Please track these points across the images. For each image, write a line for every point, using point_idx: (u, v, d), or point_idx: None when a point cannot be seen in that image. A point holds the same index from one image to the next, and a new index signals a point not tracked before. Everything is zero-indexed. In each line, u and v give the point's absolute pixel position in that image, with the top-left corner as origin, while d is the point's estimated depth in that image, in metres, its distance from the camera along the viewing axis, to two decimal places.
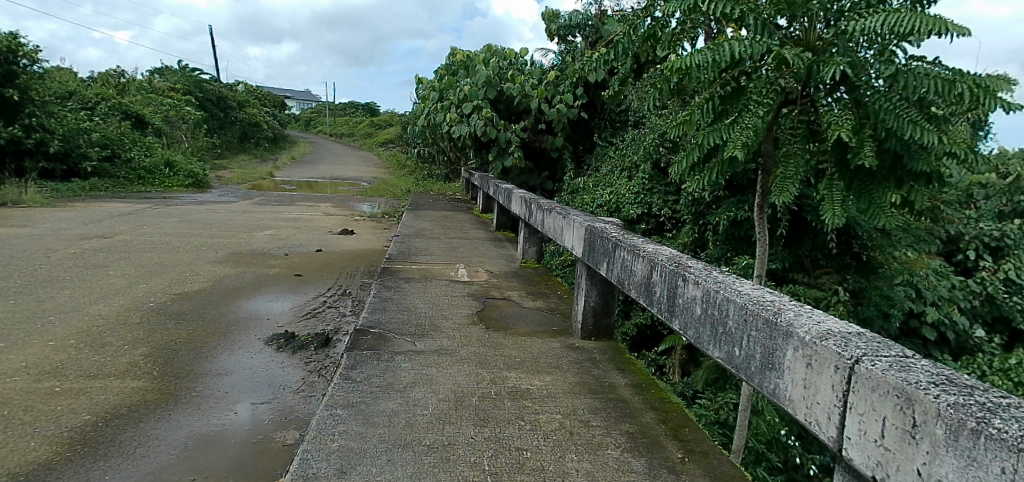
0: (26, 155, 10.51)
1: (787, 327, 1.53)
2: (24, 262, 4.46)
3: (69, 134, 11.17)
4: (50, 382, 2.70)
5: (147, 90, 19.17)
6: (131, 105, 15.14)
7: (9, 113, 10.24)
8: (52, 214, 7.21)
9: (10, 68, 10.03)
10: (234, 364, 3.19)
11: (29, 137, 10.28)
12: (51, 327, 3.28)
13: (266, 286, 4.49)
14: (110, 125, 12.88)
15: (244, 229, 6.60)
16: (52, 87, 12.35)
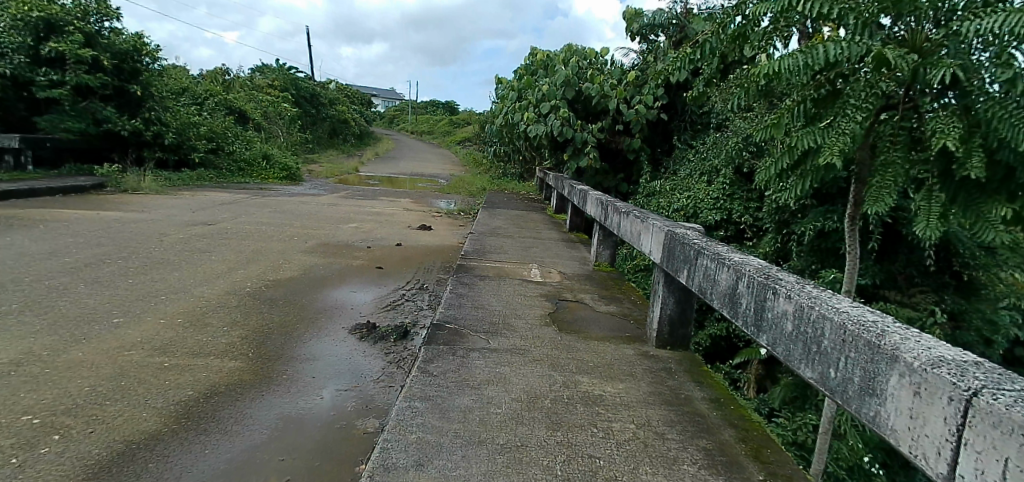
0: (145, 146, 11.45)
1: (892, 350, 1.40)
2: (142, 245, 4.86)
3: (182, 127, 12.07)
4: (160, 357, 2.92)
5: (249, 87, 20.49)
6: (235, 101, 16.24)
7: (133, 106, 11.22)
8: (165, 201, 7.83)
9: (136, 66, 10.99)
10: (320, 351, 3.33)
11: (148, 129, 11.19)
12: (163, 306, 3.54)
13: (350, 277, 4.66)
14: (217, 120, 13.84)
15: (332, 221, 6.91)
16: (169, 84, 13.43)
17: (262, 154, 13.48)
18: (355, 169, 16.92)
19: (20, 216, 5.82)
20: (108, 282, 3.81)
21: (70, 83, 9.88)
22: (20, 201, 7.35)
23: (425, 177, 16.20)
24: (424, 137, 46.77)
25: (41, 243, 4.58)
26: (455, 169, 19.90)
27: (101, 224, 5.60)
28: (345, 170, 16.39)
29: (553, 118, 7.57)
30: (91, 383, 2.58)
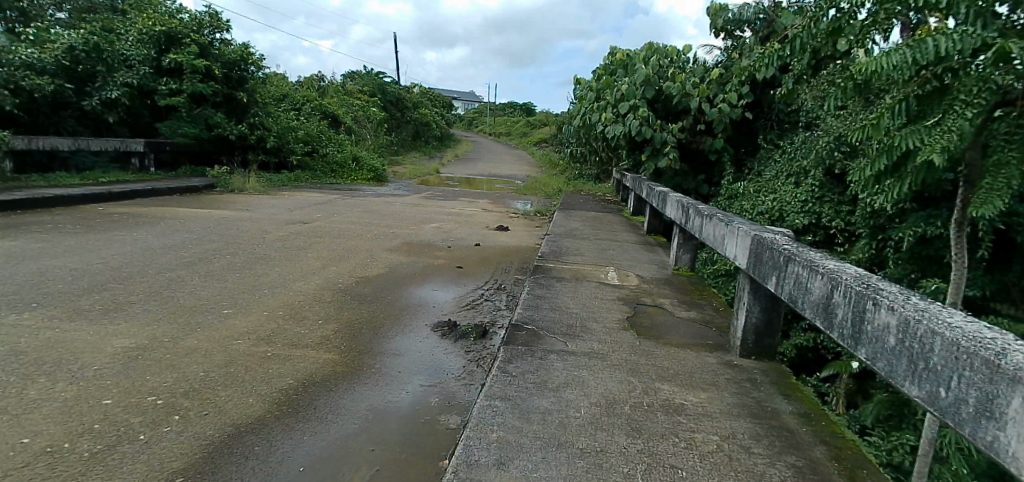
0: (250, 149, 12.35)
1: (1013, 370, 1.28)
2: (246, 241, 5.22)
3: (282, 130, 12.83)
4: (264, 347, 3.13)
5: (341, 92, 21.53)
6: (328, 106, 17.13)
7: (240, 112, 12.09)
8: (267, 201, 8.39)
9: (242, 74, 11.85)
10: (405, 347, 3.45)
11: (253, 133, 12.05)
12: (264, 299, 3.79)
13: (432, 276, 4.79)
14: (312, 123, 14.61)
15: (415, 221, 7.14)
16: (271, 90, 14.32)
17: (352, 157, 14.11)
18: (436, 170, 17.39)
19: (146, 214, 6.43)
20: (218, 275, 4.12)
21: (186, 91, 10.79)
22: (143, 199, 8.10)
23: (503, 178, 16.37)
24: (501, 138, 47.36)
25: (163, 238, 5.03)
26: (533, 170, 20.01)
27: (213, 221, 6.08)
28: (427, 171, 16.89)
29: (632, 118, 7.43)
30: (205, 368, 2.80)
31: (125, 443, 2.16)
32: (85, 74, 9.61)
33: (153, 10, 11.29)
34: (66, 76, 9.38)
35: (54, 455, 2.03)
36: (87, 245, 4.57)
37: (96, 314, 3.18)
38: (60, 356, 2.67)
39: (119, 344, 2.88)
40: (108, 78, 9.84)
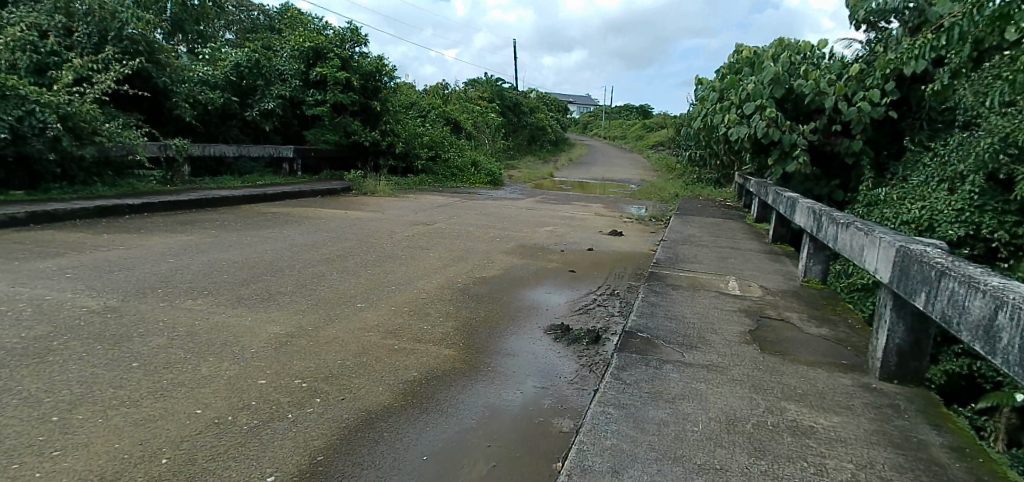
0: (381, 155, 13.23)
1: None
2: (376, 240, 5.60)
3: (409, 137, 13.43)
4: (392, 340, 3.34)
5: (462, 99, 22.34)
6: (450, 112, 17.89)
7: (373, 121, 12.92)
8: (394, 203, 8.94)
9: (377, 84, 12.66)
10: (519, 348, 3.52)
11: (384, 140, 12.80)
12: (391, 295, 4.04)
13: (545, 279, 4.83)
14: (436, 129, 15.33)
15: (529, 224, 7.24)
16: (402, 98, 15.16)
17: (471, 161, 14.59)
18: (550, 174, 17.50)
19: (292, 213, 7.10)
20: (352, 272, 4.46)
21: (328, 101, 11.79)
22: (290, 200, 8.96)
23: (618, 182, 16.10)
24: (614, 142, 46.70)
25: (306, 236, 5.54)
26: (650, 174, 19.55)
27: (348, 221, 6.59)
28: (542, 175, 17.04)
29: (757, 119, 7.02)
30: (341, 357, 3.05)
31: (276, 420, 2.41)
32: (247, 88, 10.85)
33: (304, 28, 12.30)
34: (233, 90, 10.65)
35: (221, 426, 2.30)
36: (244, 241, 5.14)
37: (253, 303, 3.56)
38: (226, 339, 3.03)
39: (272, 330, 3.22)
40: (265, 92, 11.01)
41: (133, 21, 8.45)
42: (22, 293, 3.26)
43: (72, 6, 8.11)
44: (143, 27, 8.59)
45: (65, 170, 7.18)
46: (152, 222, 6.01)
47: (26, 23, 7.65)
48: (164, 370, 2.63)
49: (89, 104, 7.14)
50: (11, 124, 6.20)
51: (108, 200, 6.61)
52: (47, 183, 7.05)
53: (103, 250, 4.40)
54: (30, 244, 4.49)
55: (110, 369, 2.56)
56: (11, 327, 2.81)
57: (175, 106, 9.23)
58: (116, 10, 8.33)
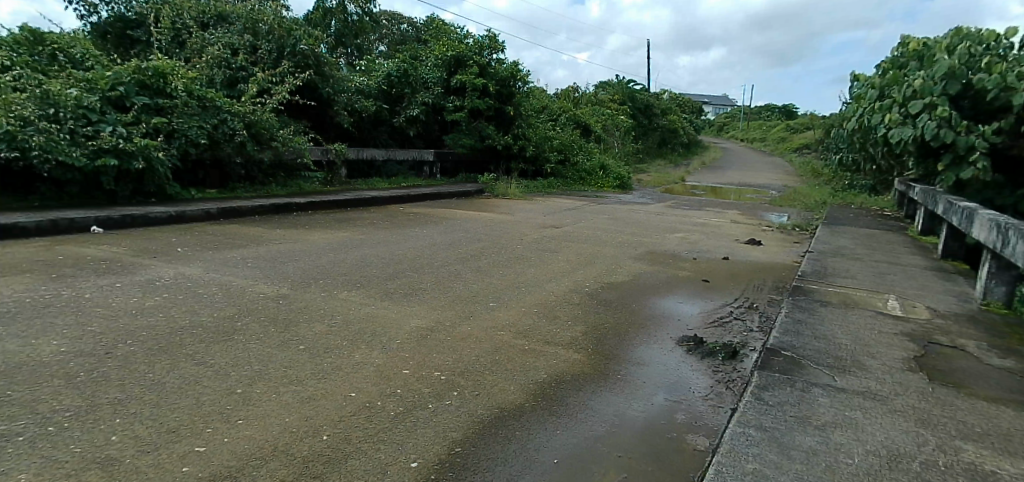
0: (512, 158, 13.52)
1: None
2: (508, 241, 5.74)
3: (540, 141, 13.62)
4: (523, 341, 3.39)
5: (594, 101, 22.26)
6: (581, 116, 17.88)
7: (506, 125, 13.26)
8: (525, 205, 9.10)
9: (512, 89, 12.94)
10: (650, 357, 3.41)
11: (516, 143, 13.09)
12: (523, 295, 4.11)
13: (677, 288, 4.65)
14: (566, 132, 15.40)
15: (660, 230, 7.03)
16: (535, 101, 15.41)
17: (600, 165, 14.50)
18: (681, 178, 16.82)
19: (431, 214, 7.50)
20: (485, 271, 4.60)
21: (467, 106, 12.32)
22: (428, 201, 9.47)
23: (757, 188, 15.10)
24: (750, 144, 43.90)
25: (444, 236, 5.81)
26: (793, 179, 18.12)
27: (482, 222, 6.83)
28: (674, 179, 16.48)
29: (925, 119, 6.20)
30: (476, 354, 3.15)
31: (419, 409, 2.54)
32: (397, 95, 11.81)
33: (447, 37, 12.94)
34: (384, 97, 11.66)
35: (371, 410, 2.47)
36: (390, 239, 5.51)
37: (398, 297, 3.80)
38: (376, 330, 3.25)
39: (415, 323, 3.41)
40: (412, 99, 11.84)
41: (304, 38, 9.49)
42: (214, 278, 3.76)
43: (258, 26, 9.20)
44: (311, 42, 9.53)
45: (248, 171, 8.25)
46: (313, 219, 6.67)
47: (221, 43, 8.68)
48: (324, 354, 2.88)
49: (269, 112, 8.06)
50: (209, 130, 7.17)
51: (278, 198, 7.42)
52: (234, 183, 8.12)
53: (274, 243, 4.93)
54: (219, 235, 5.18)
55: (282, 349, 2.86)
56: (207, 307, 3.24)
57: (335, 113, 10.21)
58: (291, 29, 9.43)
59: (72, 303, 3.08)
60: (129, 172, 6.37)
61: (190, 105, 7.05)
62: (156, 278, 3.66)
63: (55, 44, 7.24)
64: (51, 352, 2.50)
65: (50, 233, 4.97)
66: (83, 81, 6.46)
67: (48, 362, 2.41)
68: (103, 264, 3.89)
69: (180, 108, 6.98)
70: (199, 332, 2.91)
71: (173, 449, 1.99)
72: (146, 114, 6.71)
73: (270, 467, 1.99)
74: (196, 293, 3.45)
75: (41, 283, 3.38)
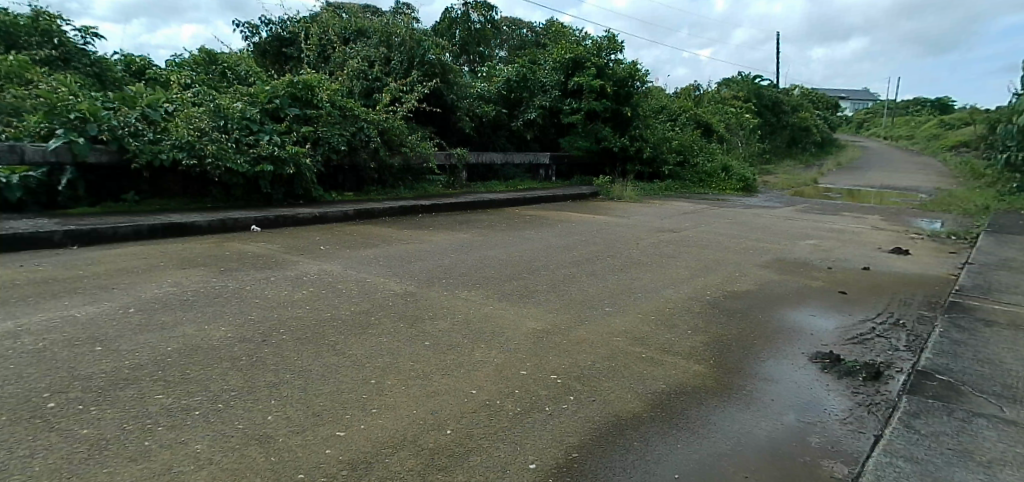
0: (629, 160, 13.22)
1: None
2: (623, 245, 5.65)
3: (657, 142, 13.31)
4: (640, 348, 3.31)
5: (717, 98, 21.28)
6: (703, 115, 17.19)
7: (623, 126, 13.02)
8: (641, 208, 8.91)
9: (630, 90, 12.69)
10: (779, 373, 3.17)
11: (633, 145, 12.82)
12: (641, 301, 4.02)
13: (810, 299, 4.31)
14: (686, 133, 14.90)
15: (789, 235, 6.57)
16: (653, 101, 15.04)
17: (722, 166, 13.99)
18: (813, 180, 15.58)
19: (546, 217, 7.56)
20: (600, 275, 4.56)
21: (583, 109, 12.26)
22: (543, 203, 9.56)
23: (904, 191, 13.62)
24: (894, 142, 39.71)
25: (558, 238, 5.84)
26: (949, 181, 16.13)
27: (598, 226, 6.78)
28: (804, 181, 15.34)
29: None
30: (592, 359, 3.12)
31: (536, 411, 2.56)
32: (515, 100, 12.07)
33: (565, 40, 12.97)
34: (503, 102, 11.93)
35: (491, 408, 2.53)
36: (507, 240, 5.63)
37: (515, 298, 3.87)
38: (494, 329, 3.33)
39: (531, 325, 3.45)
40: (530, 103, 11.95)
41: (432, 47, 9.88)
42: (350, 274, 4.06)
43: (391, 39, 9.79)
44: (438, 51, 9.91)
45: (380, 176, 8.74)
46: (437, 220, 6.99)
47: (361, 56, 9.41)
48: (448, 351, 3.00)
49: (399, 120, 8.52)
50: (348, 138, 7.76)
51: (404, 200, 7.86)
52: (368, 186, 8.67)
53: (402, 243, 5.23)
54: (355, 235, 5.60)
55: (410, 344, 3.02)
56: (344, 302, 3.50)
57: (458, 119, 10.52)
58: (420, 39, 9.84)
59: (236, 294, 3.47)
60: (281, 178, 7.05)
61: (332, 115, 7.64)
62: (303, 273, 4.02)
63: (226, 63, 8.22)
64: (219, 337, 2.83)
65: (217, 231, 5.63)
66: (248, 95, 7.27)
67: (219, 345, 2.74)
68: (259, 260, 4.35)
69: (325, 118, 7.58)
70: (337, 325, 3.14)
71: (317, 432, 2.16)
72: (297, 124, 7.40)
73: (400, 455, 2.09)
74: (335, 288, 3.74)
75: (210, 275, 3.85)
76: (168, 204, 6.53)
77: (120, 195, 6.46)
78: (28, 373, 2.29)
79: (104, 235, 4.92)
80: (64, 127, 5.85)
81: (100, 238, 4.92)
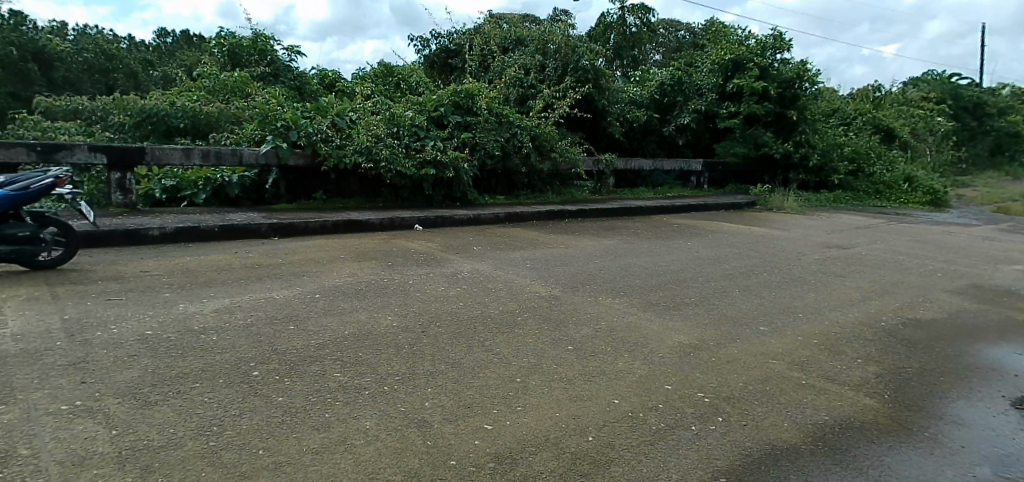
0: (791, 168, 12.22)
1: None
2: (781, 260, 5.24)
3: (827, 148, 12.10)
4: (800, 374, 3.03)
5: (901, 100, 18.88)
6: (884, 119, 15.34)
7: (786, 131, 11.98)
8: (804, 221, 8.19)
9: (796, 91, 11.64)
10: (971, 417, 2.69)
11: (798, 151, 11.75)
12: (801, 323, 3.69)
13: (1017, 335, 3.65)
14: (861, 138, 13.44)
15: (991, 259, 5.62)
16: (824, 103, 13.69)
17: (904, 177, 12.51)
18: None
19: (695, 226, 7.23)
20: (756, 291, 4.27)
21: (742, 112, 11.48)
22: (692, 212, 9.17)
23: None
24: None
25: (709, 249, 5.57)
26: None
27: (753, 238, 6.35)
28: (1012, 195, 13.06)
29: None
30: (744, 380, 2.92)
31: (680, 428, 2.41)
32: (669, 104, 11.82)
33: (726, 40, 12.30)
34: (656, 107, 11.85)
35: (633, 420, 2.45)
36: (653, 249, 5.50)
37: (662, 309, 3.76)
38: (638, 339, 3.27)
39: (678, 339, 3.33)
40: (684, 107, 11.63)
41: (586, 53, 10.04)
42: (499, 275, 4.23)
43: (547, 46, 10.06)
44: (592, 57, 10.04)
45: (530, 180, 8.95)
46: (583, 226, 6.99)
47: (518, 65, 9.72)
48: (591, 357, 3.00)
49: (551, 126, 8.68)
50: (502, 144, 8.08)
51: (551, 205, 7.99)
52: (518, 191, 8.92)
53: (548, 247, 5.32)
54: (506, 237, 5.80)
55: (554, 347, 3.06)
56: (494, 301, 3.64)
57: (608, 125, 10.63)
58: (576, 46, 10.03)
59: (400, 287, 3.78)
60: (442, 181, 7.49)
61: (489, 121, 8.00)
62: (457, 271, 4.26)
63: (400, 75, 9.00)
64: (387, 326, 3.09)
65: (386, 228, 6.15)
66: (418, 104, 7.88)
67: (386, 332, 3.00)
68: (419, 256, 4.69)
69: (483, 124, 7.98)
70: (487, 322, 3.29)
71: (466, 423, 2.26)
72: (458, 131, 7.88)
73: (543, 455, 2.10)
74: (486, 287, 3.92)
75: (379, 268, 4.23)
76: (348, 203, 7.27)
77: (311, 194, 7.37)
78: (240, 344, 2.69)
79: (297, 228, 5.65)
80: (273, 134, 6.85)
81: (293, 230, 5.64)
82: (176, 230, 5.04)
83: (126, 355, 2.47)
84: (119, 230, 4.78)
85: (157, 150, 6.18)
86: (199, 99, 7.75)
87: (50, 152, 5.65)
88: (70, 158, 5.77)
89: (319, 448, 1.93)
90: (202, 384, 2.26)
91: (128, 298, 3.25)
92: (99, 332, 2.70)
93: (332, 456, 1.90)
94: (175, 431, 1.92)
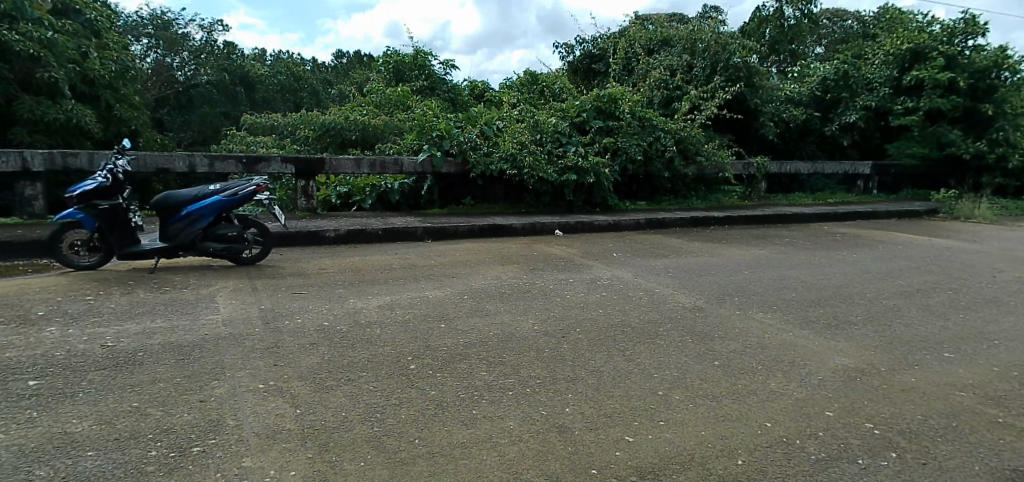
0: (985, 170, 10.61)
1: None
2: (972, 277, 4.56)
3: None
4: (995, 410, 2.59)
5: None
6: None
7: (980, 128, 10.36)
8: (1004, 232, 7.03)
9: (993, 82, 10.06)
10: None
11: (993, 151, 10.07)
12: (998, 351, 3.17)
13: None
14: None
15: None
16: None
17: None
18: None
19: (862, 236, 6.52)
20: (940, 312, 3.74)
21: (923, 108, 10.10)
22: (858, 220, 8.29)
23: None
24: None
25: (881, 263, 4.99)
26: None
27: (935, 251, 5.58)
28: None
29: None
30: (923, 412, 2.56)
31: (845, 460, 2.16)
32: (832, 101, 10.74)
33: (903, 28, 10.93)
34: (817, 104, 10.83)
35: (790, 446, 2.25)
36: (813, 260, 5.05)
37: (821, 327, 3.43)
38: (794, 359, 3.02)
39: (838, 360, 3.02)
40: (850, 103, 10.53)
41: (739, 50, 9.38)
42: (640, 283, 4.14)
43: (695, 45, 9.65)
44: (745, 54, 9.44)
45: (674, 185, 8.70)
46: (732, 234, 6.62)
47: (664, 66, 9.44)
48: (740, 374, 2.82)
49: (698, 129, 8.32)
50: (645, 148, 7.89)
51: (698, 211, 7.69)
52: (660, 196, 8.74)
53: (693, 256, 5.11)
54: (648, 244, 5.65)
55: (699, 360, 2.94)
56: (636, 310, 3.57)
57: (761, 126, 9.96)
58: (728, 43, 9.45)
59: (542, 291, 3.85)
60: (584, 186, 7.54)
61: (632, 126, 7.86)
62: (598, 277, 4.25)
63: (544, 83, 9.15)
64: (528, 329, 3.16)
65: (527, 233, 6.32)
66: (562, 111, 7.96)
67: (532, 335, 3.08)
68: (560, 261, 4.74)
69: (625, 128, 7.86)
70: (627, 331, 3.23)
71: (610, 433, 2.23)
72: (601, 136, 7.86)
73: (687, 474, 1.99)
74: (626, 295, 3.86)
75: (523, 272, 4.34)
76: (494, 208, 7.54)
77: (460, 199, 7.76)
78: (399, 339, 2.90)
79: (449, 232, 5.98)
80: (429, 143, 7.30)
81: (444, 234, 5.99)
82: (348, 232, 5.56)
83: (308, 343, 2.78)
84: (303, 232, 5.40)
85: (334, 161, 6.82)
86: (368, 112, 8.52)
87: (252, 163, 6.47)
88: (268, 169, 6.55)
89: (468, 443, 2.02)
90: (368, 374, 2.47)
91: (309, 293, 3.66)
92: (287, 321, 3.07)
93: (480, 452, 1.97)
94: (347, 415, 2.11)
